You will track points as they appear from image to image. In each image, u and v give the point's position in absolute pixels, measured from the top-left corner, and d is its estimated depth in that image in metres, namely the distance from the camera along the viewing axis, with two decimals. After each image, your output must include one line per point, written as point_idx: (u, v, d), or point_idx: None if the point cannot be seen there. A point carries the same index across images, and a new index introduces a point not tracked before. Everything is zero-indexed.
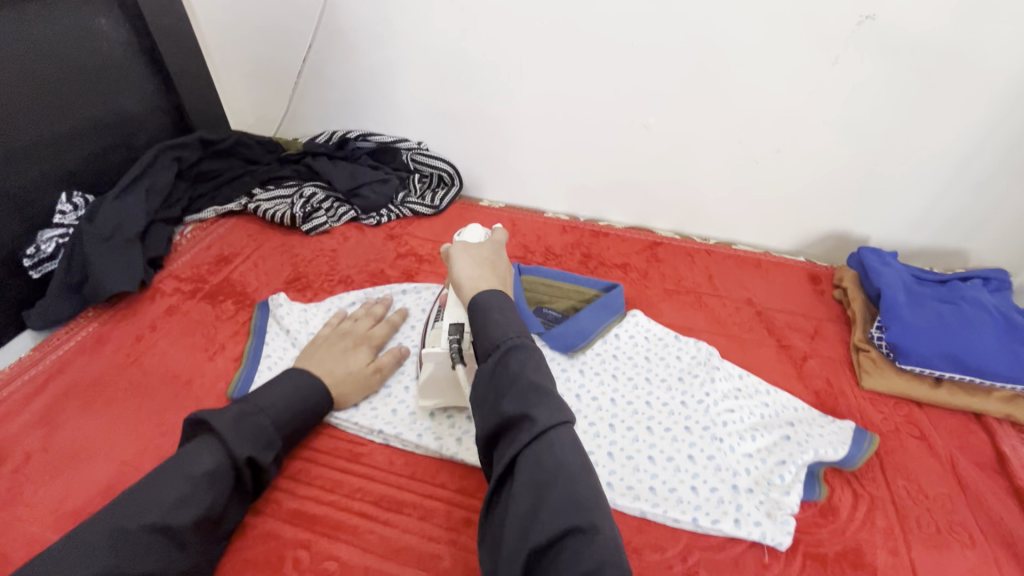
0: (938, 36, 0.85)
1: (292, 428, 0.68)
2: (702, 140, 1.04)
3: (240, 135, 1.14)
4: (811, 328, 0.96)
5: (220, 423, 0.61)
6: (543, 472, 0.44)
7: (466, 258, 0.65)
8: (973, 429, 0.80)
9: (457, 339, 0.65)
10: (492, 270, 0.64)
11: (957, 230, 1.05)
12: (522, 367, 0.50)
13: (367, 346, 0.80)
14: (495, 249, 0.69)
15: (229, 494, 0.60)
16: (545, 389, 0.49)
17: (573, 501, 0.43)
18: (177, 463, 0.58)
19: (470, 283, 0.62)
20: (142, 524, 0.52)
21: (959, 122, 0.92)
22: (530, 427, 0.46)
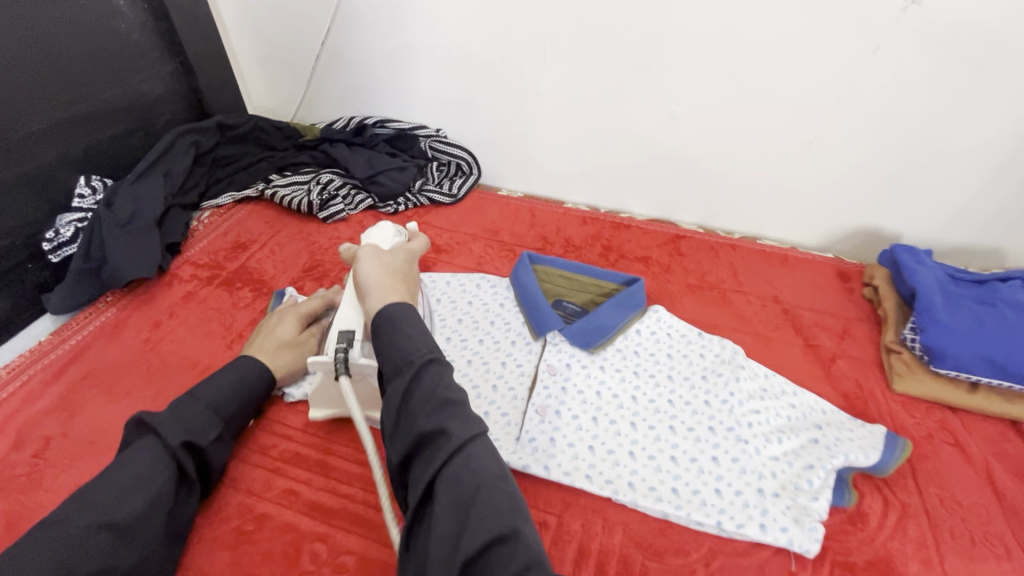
0: (989, 23, 0.81)
1: (233, 409, 0.66)
2: (732, 131, 1.01)
3: (258, 120, 1.14)
4: (839, 327, 0.93)
5: (150, 416, 0.59)
6: (419, 399, 0.49)
7: (375, 264, 0.65)
8: (1010, 437, 0.77)
9: (344, 348, 0.64)
10: (401, 280, 0.64)
11: (996, 228, 1.00)
12: (438, 386, 0.50)
13: (293, 315, 0.78)
14: (406, 258, 0.71)
15: (175, 484, 0.58)
16: (461, 403, 0.50)
17: (442, 414, 0.48)
18: (108, 467, 0.55)
19: (373, 291, 0.61)
20: (80, 526, 0.50)
21: (1007, 114, 0.88)
22: (406, 368, 0.51)
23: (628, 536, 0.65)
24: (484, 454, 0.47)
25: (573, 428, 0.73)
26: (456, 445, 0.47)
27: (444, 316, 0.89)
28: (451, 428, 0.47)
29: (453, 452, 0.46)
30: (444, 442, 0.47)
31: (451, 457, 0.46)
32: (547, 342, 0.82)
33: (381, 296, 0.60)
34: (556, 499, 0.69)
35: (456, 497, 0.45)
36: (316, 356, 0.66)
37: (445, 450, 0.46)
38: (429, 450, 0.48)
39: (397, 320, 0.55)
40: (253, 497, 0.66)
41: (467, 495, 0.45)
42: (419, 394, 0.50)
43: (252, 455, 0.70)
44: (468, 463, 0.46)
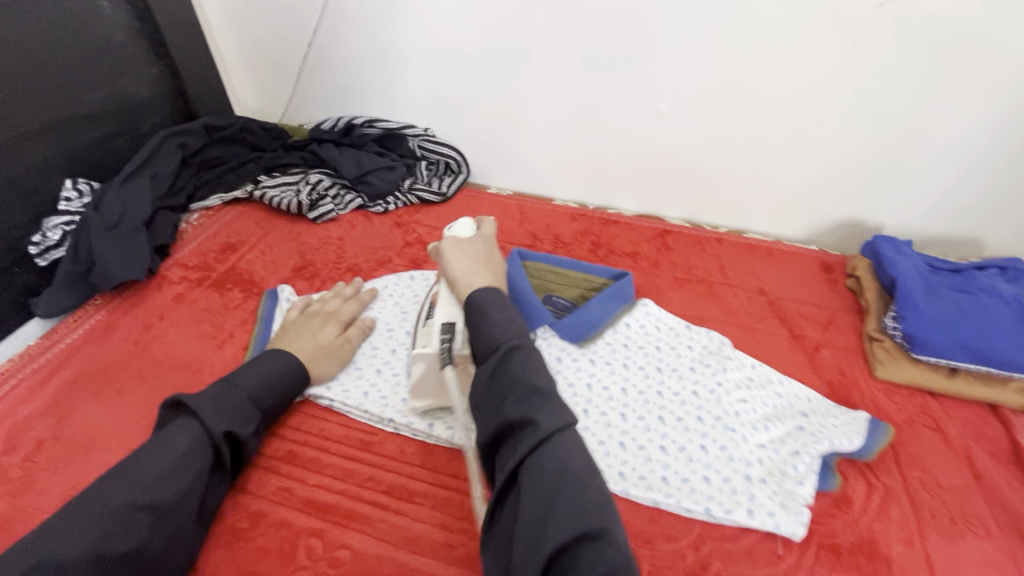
0: (961, 18, 0.83)
1: (270, 403, 0.68)
2: (716, 126, 1.02)
3: (245, 121, 1.13)
4: (823, 317, 0.95)
5: (194, 401, 0.61)
6: (505, 383, 0.51)
7: (458, 253, 0.69)
8: (989, 420, 0.80)
9: (448, 342, 0.67)
10: (485, 265, 0.68)
11: (973, 218, 1.03)
12: (525, 367, 0.52)
13: (336, 321, 0.80)
14: (485, 242, 0.73)
15: (210, 469, 0.60)
16: (548, 394, 0.49)
17: (529, 404, 0.48)
18: (152, 444, 0.58)
19: (467, 283, 0.65)
20: (122, 503, 0.52)
21: (981, 106, 0.90)
22: (494, 353, 0.54)
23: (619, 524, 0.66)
24: (569, 443, 0.47)
25: None
26: (546, 432, 0.46)
27: None
28: (538, 419, 0.47)
29: (540, 440, 0.46)
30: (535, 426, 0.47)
31: (538, 444, 0.46)
32: (538, 337, 0.82)
33: (472, 284, 0.65)
34: None
35: (541, 486, 0.44)
36: (420, 348, 0.69)
37: (534, 438, 0.46)
38: (519, 431, 0.48)
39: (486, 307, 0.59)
40: (247, 494, 0.66)
41: (554, 481, 0.44)
42: (507, 372, 0.52)
43: None
44: (553, 452, 0.45)
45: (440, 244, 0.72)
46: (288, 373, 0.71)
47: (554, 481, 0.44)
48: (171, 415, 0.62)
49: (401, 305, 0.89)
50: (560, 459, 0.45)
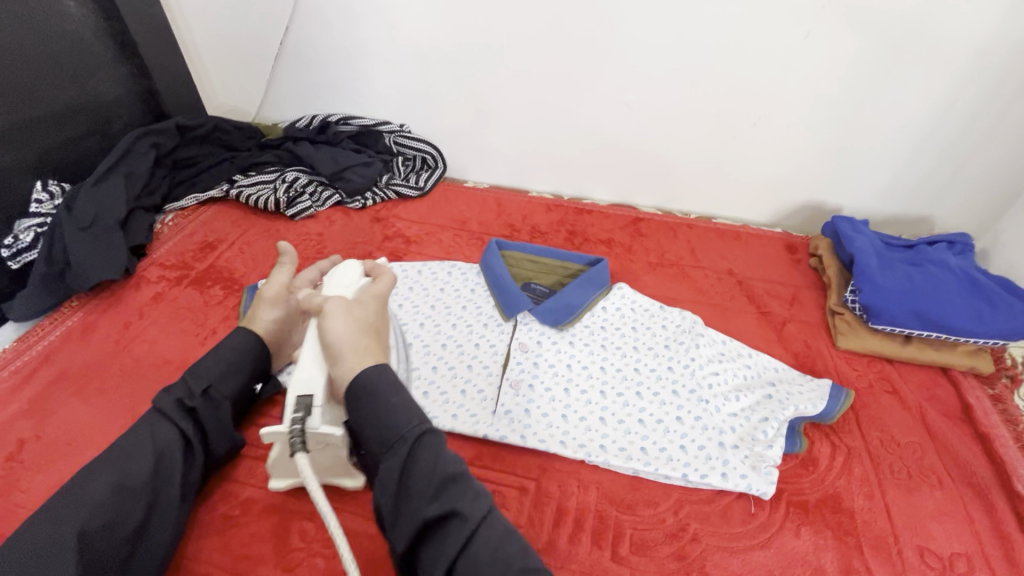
0: (904, 7, 0.88)
1: (227, 369, 0.65)
2: (682, 115, 1.06)
3: (218, 120, 1.13)
4: (789, 295, 1.00)
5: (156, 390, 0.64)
6: (417, 477, 0.51)
7: (344, 318, 0.61)
8: (941, 383, 0.86)
9: (301, 420, 0.57)
10: (375, 338, 0.62)
11: (923, 197, 1.09)
12: (435, 457, 0.53)
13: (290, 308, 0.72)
14: (377, 307, 0.66)
15: (176, 444, 0.60)
16: (460, 478, 0.53)
17: (448, 494, 0.51)
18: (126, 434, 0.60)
19: (351, 353, 0.59)
20: (85, 485, 0.54)
21: (926, 92, 0.96)
22: (400, 443, 0.52)
23: (602, 494, 0.70)
24: (491, 531, 0.51)
25: (547, 399, 0.77)
26: (472, 522, 0.50)
27: (418, 303, 0.91)
28: (461, 508, 0.51)
29: (470, 532, 0.50)
30: (459, 524, 0.50)
31: (468, 536, 0.50)
32: (518, 321, 0.86)
33: (363, 357, 0.59)
34: (534, 466, 0.72)
35: None
36: (268, 426, 0.59)
37: (465, 532, 0.50)
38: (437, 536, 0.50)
39: (392, 389, 0.56)
40: (238, 483, 0.67)
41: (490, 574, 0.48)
42: (416, 477, 0.52)
43: None
44: (484, 540, 0.50)
45: (324, 300, 0.63)
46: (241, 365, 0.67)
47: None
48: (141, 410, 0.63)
49: None
50: (487, 540, 0.50)
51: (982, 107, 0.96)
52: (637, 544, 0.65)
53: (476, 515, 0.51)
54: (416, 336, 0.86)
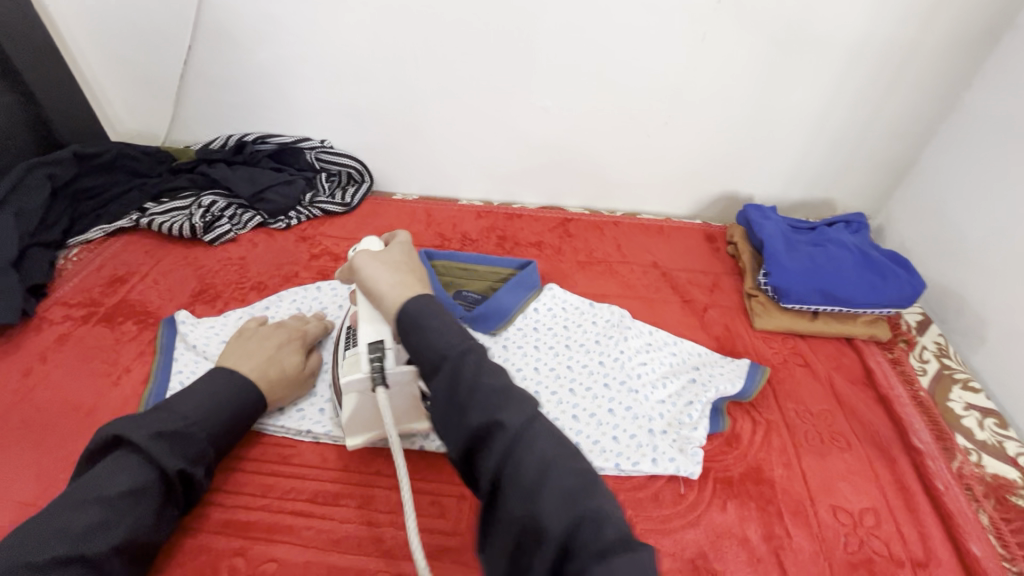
0: (785, 9, 0.95)
1: (225, 436, 0.65)
2: (598, 118, 1.10)
3: (121, 146, 1.07)
4: (709, 282, 1.05)
5: (143, 438, 0.58)
6: (462, 391, 0.47)
7: (377, 264, 0.62)
8: (846, 352, 0.93)
9: (379, 362, 0.61)
10: (409, 273, 0.61)
11: (823, 182, 1.18)
12: (481, 372, 0.48)
13: (292, 347, 0.76)
14: (403, 251, 0.67)
15: (159, 509, 0.58)
16: (509, 391, 0.47)
17: (494, 405, 0.45)
18: (91, 485, 0.55)
19: (388, 291, 0.58)
20: (49, 557, 0.48)
21: (813, 86, 1.04)
22: (444, 363, 0.49)
23: None
24: (534, 442, 0.44)
25: None
26: (514, 432, 0.44)
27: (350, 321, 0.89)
28: (505, 419, 0.45)
29: (515, 441, 0.44)
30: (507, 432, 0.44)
31: (514, 444, 0.44)
32: None
33: (399, 291, 0.58)
34: None
35: (521, 481, 0.42)
36: (347, 375, 0.64)
37: (508, 441, 0.44)
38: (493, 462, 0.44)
39: (425, 328, 0.52)
40: None
41: (536, 483, 0.42)
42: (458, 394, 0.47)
43: None
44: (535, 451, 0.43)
45: (353, 258, 0.64)
46: (251, 389, 0.68)
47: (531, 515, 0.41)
48: (113, 452, 0.58)
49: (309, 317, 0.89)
50: (531, 459, 0.43)
51: (862, 98, 1.06)
52: None
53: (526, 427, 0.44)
54: None
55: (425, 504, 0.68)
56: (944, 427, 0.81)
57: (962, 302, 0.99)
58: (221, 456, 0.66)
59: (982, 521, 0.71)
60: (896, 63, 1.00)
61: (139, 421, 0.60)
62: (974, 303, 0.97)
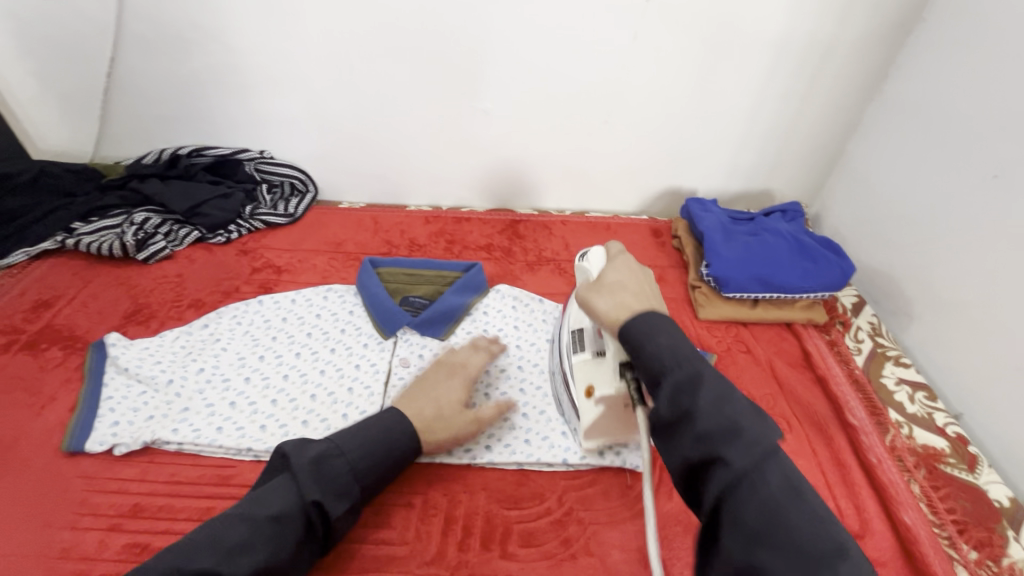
0: (711, 7, 0.98)
1: (375, 473, 0.63)
2: (539, 119, 1.11)
3: (44, 165, 1.04)
4: (655, 276, 1.07)
5: (296, 464, 0.58)
6: (683, 399, 0.49)
7: (593, 291, 0.63)
8: (786, 336, 0.97)
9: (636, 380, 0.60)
10: (625, 292, 0.60)
11: (760, 174, 1.23)
12: (694, 379, 0.49)
13: (465, 381, 0.74)
14: (624, 268, 0.64)
15: (298, 541, 0.56)
16: (731, 407, 0.48)
17: (728, 421, 0.47)
18: (251, 502, 0.56)
19: (643, 299, 0.60)
20: (197, 567, 0.50)
21: (745, 81, 1.08)
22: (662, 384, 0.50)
23: (490, 494, 0.70)
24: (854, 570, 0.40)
25: None
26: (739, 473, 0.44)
27: (293, 333, 0.88)
28: (727, 456, 0.45)
29: (737, 480, 0.44)
30: (747, 443, 0.45)
31: (738, 481, 0.44)
32: (398, 336, 0.86)
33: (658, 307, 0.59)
34: (419, 480, 0.71)
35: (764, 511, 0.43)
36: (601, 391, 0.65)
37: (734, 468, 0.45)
38: (713, 471, 0.46)
39: (652, 331, 0.54)
40: (88, 561, 0.61)
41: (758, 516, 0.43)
42: (755, 501, 0.43)
43: (81, 519, 0.65)
44: (774, 466, 0.45)
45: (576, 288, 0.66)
46: (402, 429, 0.66)
47: (769, 527, 0.42)
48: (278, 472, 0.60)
49: (251, 332, 0.88)
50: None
51: (791, 92, 1.10)
52: (524, 537, 0.66)
53: (764, 444, 0.45)
54: (293, 367, 0.82)
55: (370, 515, 0.67)
56: (876, 402, 0.85)
57: (891, 283, 1.04)
58: (371, 496, 0.63)
59: (914, 490, 0.74)
60: (818, 57, 1.05)
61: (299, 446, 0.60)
62: (903, 283, 1.01)
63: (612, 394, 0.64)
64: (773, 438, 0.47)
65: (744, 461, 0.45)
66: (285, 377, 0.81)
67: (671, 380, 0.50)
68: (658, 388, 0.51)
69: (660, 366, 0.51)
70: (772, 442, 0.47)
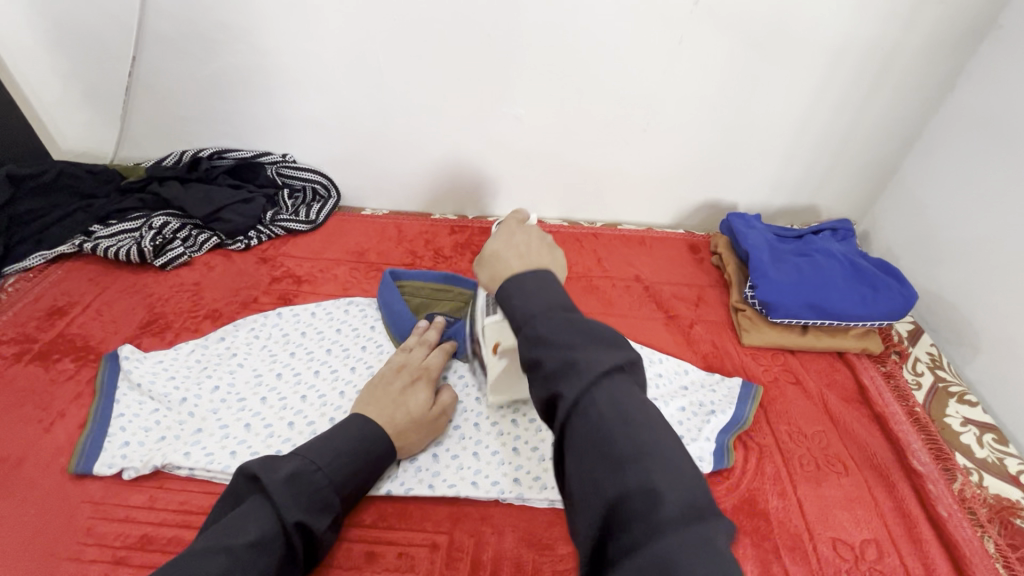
0: (764, 12, 0.91)
1: (351, 488, 0.60)
2: (573, 127, 1.06)
3: (63, 166, 1.00)
4: (694, 295, 1.01)
5: (272, 482, 0.53)
6: (530, 341, 0.45)
7: (481, 258, 0.60)
8: (839, 367, 0.89)
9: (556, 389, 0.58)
10: (503, 256, 0.57)
11: (806, 188, 1.15)
12: (546, 320, 0.46)
13: (426, 380, 0.74)
14: (515, 234, 0.61)
15: (280, 566, 0.51)
16: (575, 343, 0.43)
17: (566, 353, 0.43)
18: (221, 532, 0.49)
19: (512, 260, 0.56)
20: None
21: (796, 89, 1.01)
22: (519, 333, 0.47)
23: (520, 536, 0.65)
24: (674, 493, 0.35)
25: (457, 438, 0.74)
26: (573, 406, 0.40)
27: (312, 349, 0.84)
28: (561, 390, 0.41)
29: (573, 412, 0.40)
30: (577, 372, 0.41)
31: (572, 412, 0.40)
32: None
33: (526, 263, 0.55)
34: (444, 518, 0.66)
35: (592, 440, 0.38)
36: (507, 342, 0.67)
37: (570, 397, 0.40)
38: (558, 410, 0.42)
39: (514, 293, 0.50)
40: None
41: (589, 442, 0.38)
42: (583, 428, 0.39)
43: (85, 550, 0.61)
44: (607, 389, 0.40)
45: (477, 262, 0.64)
46: (381, 436, 0.64)
47: (606, 470, 0.37)
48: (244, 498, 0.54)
49: (268, 347, 0.84)
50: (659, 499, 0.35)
51: (846, 102, 1.02)
52: None
53: (598, 368, 0.41)
54: (312, 387, 0.78)
55: (391, 557, 0.62)
56: (942, 446, 0.77)
57: (953, 310, 0.95)
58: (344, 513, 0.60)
59: (989, 549, 0.67)
60: (877, 66, 0.97)
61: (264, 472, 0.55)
62: (966, 311, 0.93)
63: (515, 351, 0.67)
64: (613, 363, 0.41)
65: (577, 393, 0.40)
66: (302, 398, 0.76)
67: (523, 334, 0.46)
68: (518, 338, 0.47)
69: (515, 324, 0.48)
70: (618, 368, 0.42)
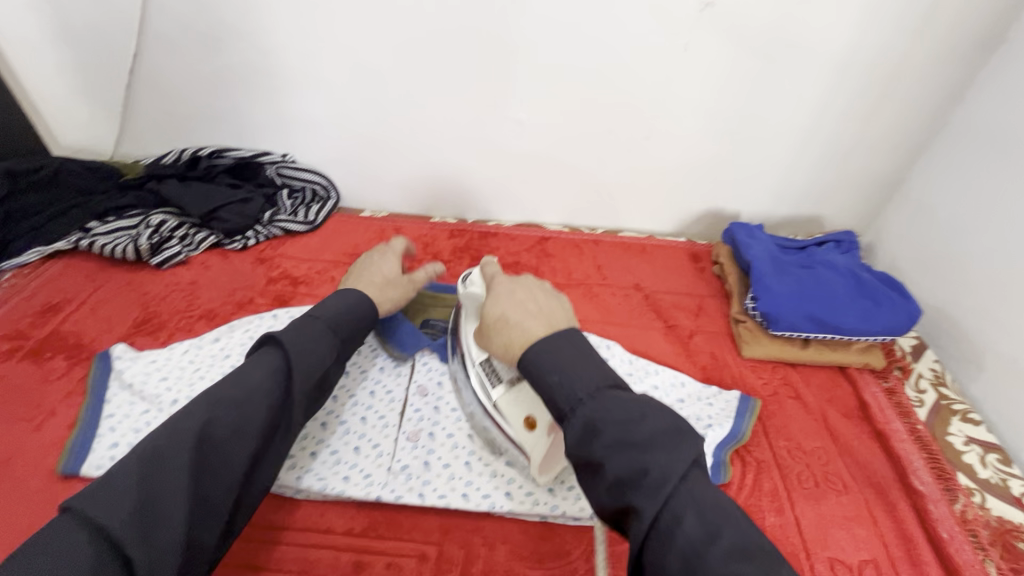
0: (770, 21, 0.90)
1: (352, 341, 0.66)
2: (576, 133, 1.05)
3: (62, 161, 1.00)
4: (694, 305, 0.99)
5: (289, 343, 0.57)
6: (591, 439, 0.46)
7: (487, 326, 0.62)
8: (840, 382, 0.88)
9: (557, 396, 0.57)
10: (516, 320, 0.59)
11: (810, 198, 1.14)
12: (606, 411, 0.47)
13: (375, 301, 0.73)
14: (511, 292, 0.64)
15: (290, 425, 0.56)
16: (638, 437, 0.45)
17: (631, 450, 0.44)
18: (235, 374, 0.54)
19: (526, 323, 0.58)
20: (198, 446, 0.47)
21: (801, 97, 0.99)
22: (571, 415, 0.48)
23: (511, 549, 0.64)
24: None
25: (448, 446, 0.72)
26: (651, 520, 0.41)
27: None
28: (637, 503, 0.43)
29: (651, 528, 0.42)
30: (653, 485, 0.42)
31: (653, 527, 0.41)
32: (416, 360, 0.81)
33: (541, 323, 0.58)
34: (434, 528, 0.65)
35: (681, 562, 0.40)
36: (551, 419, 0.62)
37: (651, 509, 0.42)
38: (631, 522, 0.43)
39: (544, 364, 0.52)
40: None
41: (681, 565, 0.39)
42: (672, 549, 0.40)
43: None
44: (685, 496, 0.42)
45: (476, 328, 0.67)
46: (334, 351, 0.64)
47: (686, 570, 0.39)
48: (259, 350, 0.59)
49: None
50: None
51: (851, 112, 1.01)
52: None
53: (670, 471, 0.43)
54: None
55: (379, 568, 0.61)
56: (945, 464, 0.76)
57: (957, 327, 0.94)
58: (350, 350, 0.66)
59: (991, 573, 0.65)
60: (884, 76, 0.96)
61: (241, 382, 0.53)
62: (970, 328, 0.92)
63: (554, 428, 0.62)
64: (680, 461, 0.43)
65: (653, 504, 0.42)
66: None
67: (578, 419, 0.48)
68: (569, 423, 0.48)
69: (560, 410, 0.50)
70: (679, 463, 0.43)
